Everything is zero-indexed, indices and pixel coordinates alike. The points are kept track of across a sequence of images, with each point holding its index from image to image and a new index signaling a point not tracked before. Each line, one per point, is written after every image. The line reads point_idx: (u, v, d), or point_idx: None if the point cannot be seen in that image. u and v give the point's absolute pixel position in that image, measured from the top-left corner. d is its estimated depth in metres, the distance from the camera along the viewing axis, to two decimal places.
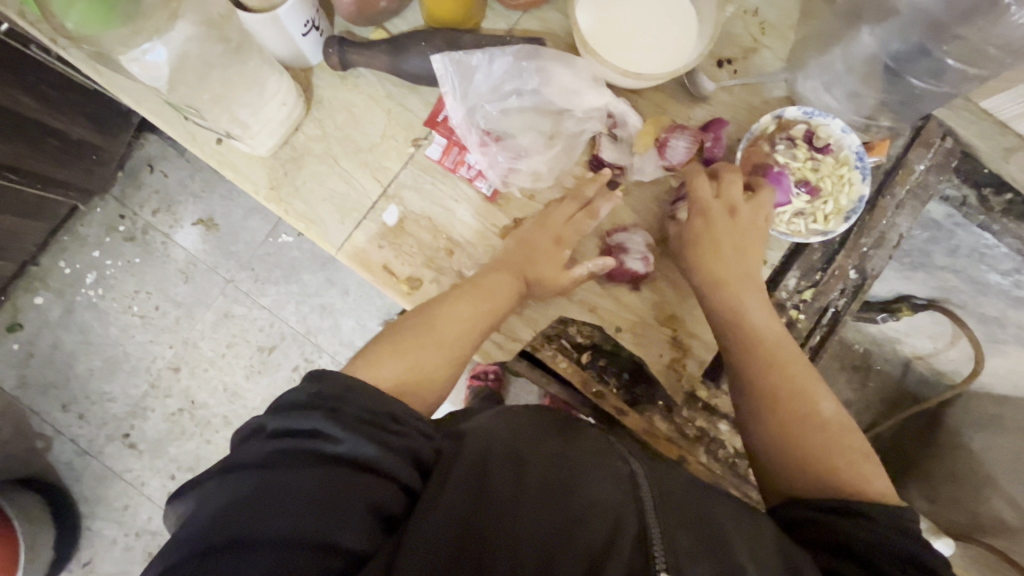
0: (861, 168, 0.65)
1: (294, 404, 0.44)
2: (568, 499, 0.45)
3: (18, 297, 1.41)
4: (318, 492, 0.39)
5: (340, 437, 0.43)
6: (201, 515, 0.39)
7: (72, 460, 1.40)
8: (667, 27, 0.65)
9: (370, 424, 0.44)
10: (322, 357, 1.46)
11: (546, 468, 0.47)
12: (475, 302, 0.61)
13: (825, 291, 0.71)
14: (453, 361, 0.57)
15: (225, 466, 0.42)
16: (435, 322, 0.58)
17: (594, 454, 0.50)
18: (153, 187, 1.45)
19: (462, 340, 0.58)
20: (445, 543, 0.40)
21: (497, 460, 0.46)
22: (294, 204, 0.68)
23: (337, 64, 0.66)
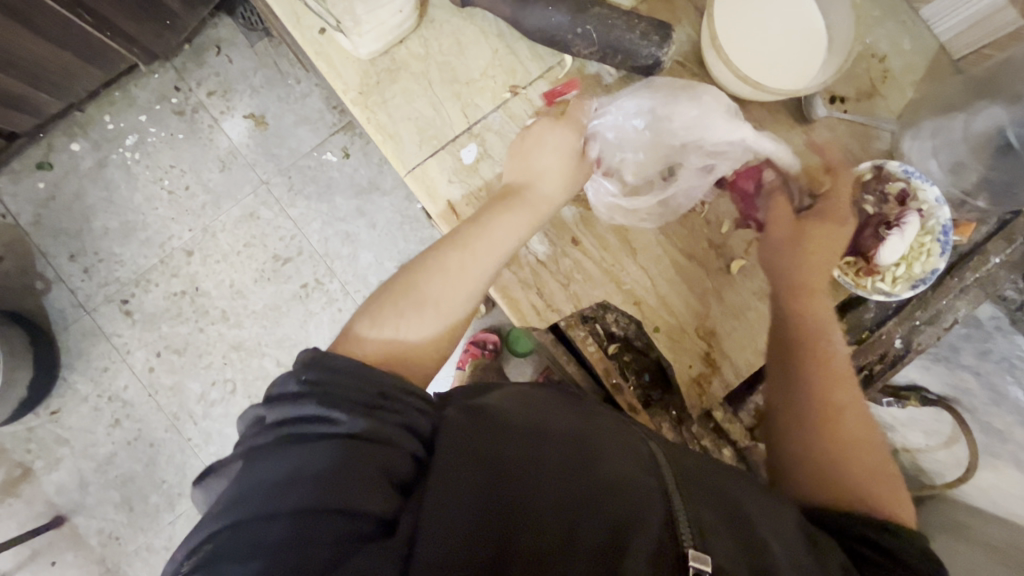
0: (944, 242, 0.63)
1: (299, 384, 0.47)
2: (586, 473, 0.46)
3: (55, 137, 1.39)
4: (339, 459, 0.42)
5: (341, 419, 0.45)
6: (228, 496, 0.42)
7: (66, 310, 1.41)
8: (794, 46, 0.64)
9: (369, 406, 0.46)
10: (332, 282, 1.46)
11: (560, 446, 0.48)
12: (472, 252, 0.58)
13: (866, 352, 0.69)
14: (443, 317, 0.55)
15: (253, 448, 0.45)
16: (427, 282, 0.56)
17: (610, 433, 0.52)
18: (214, 68, 1.43)
19: (458, 293, 0.56)
20: (467, 508, 0.42)
21: (511, 435, 0.48)
22: (377, 114, 0.66)
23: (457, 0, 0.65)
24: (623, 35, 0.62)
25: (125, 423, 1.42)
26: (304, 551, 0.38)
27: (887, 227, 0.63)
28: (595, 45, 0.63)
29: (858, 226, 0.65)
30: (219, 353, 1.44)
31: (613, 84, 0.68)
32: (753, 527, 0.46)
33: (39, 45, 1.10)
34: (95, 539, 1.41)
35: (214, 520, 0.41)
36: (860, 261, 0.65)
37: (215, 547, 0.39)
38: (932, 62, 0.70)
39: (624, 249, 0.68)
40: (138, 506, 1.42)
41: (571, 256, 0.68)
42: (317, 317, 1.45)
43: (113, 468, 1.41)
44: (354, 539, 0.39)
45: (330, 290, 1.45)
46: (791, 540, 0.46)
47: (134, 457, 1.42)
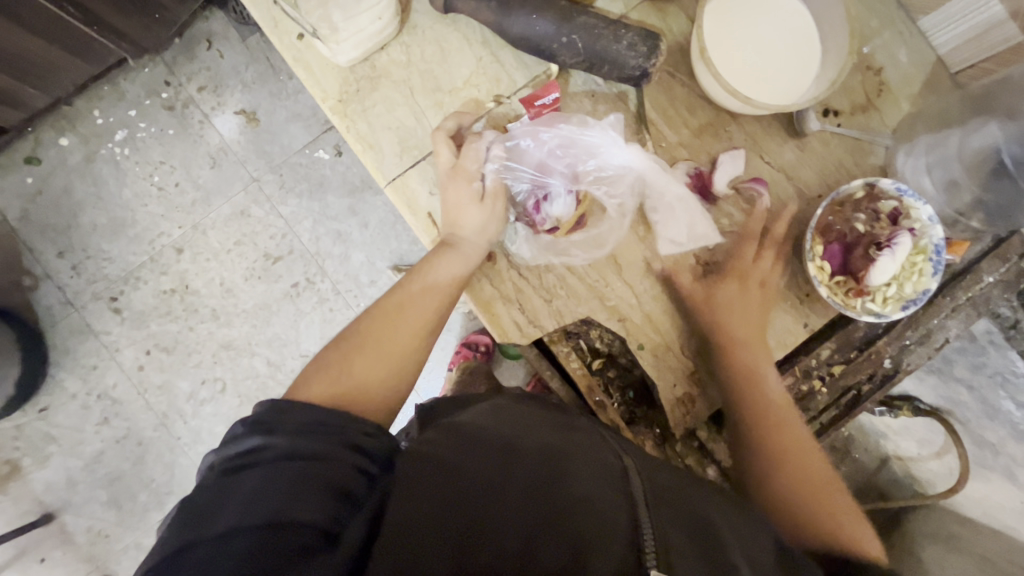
0: (936, 262, 0.62)
1: (260, 417, 0.48)
2: (553, 487, 0.45)
3: (43, 131, 1.37)
4: (292, 480, 0.42)
5: (304, 443, 0.46)
6: (177, 521, 0.41)
7: (55, 307, 1.40)
8: (785, 58, 0.62)
9: (338, 434, 0.48)
10: (323, 281, 1.44)
11: (527, 460, 0.48)
12: (416, 302, 0.60)
13: (853, 372, 0.68)
14: (393, 355, 0.57)
15: (212, 473, 0.45)
16: (382, 314, 0.59)
17: (578, 448, 0.51)
18: (205, 63, 1.40)
19: (409, 337, 0.59)
20: (426, 514, 0.41)
21: (476, 449, 0.48)
22: (356, 123, 0.65)
23: (440, 6, 0.62)
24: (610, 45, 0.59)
25: (114, 421, 1.41)
26: (249, 568, 0.36)
27: (878, 247, 0.61)
28: (583, 55, 0.60)
29: (849, 245, 0.63)
30: (209, 352, 1.42)
31: (601, 94, 0.67)
32: (725, 540, 0.45)
33: (24, 39, 1.07)
34: (83, 536, 1.40)
35: (161, 548, 0.40)
36: (850, 281, 0.63)
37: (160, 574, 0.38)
38: (929, 76, 0.68)
39: (608, 264, 0.67)
40: (127, 504, 1.41)
41: (555, 271, 0.66)
42: (308, 317, 1.44)
43: (101, 466, 1.40)
44: (303, 551, 0.38)
45: (321, 290, 1.44)
46: (764, 563, 0.45)
47: (122, 456, 1.41)
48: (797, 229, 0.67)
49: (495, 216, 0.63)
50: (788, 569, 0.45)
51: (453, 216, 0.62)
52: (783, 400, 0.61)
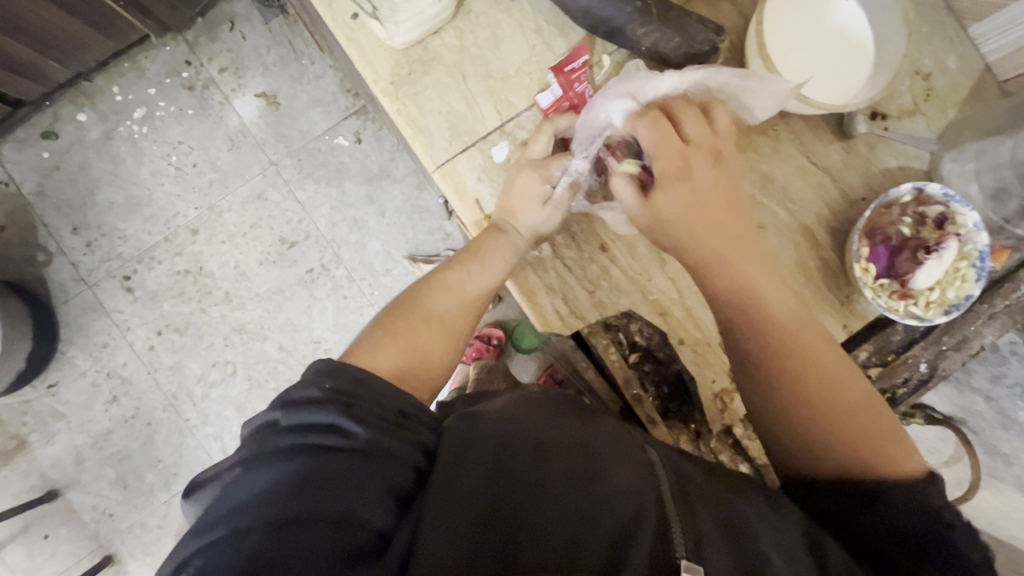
0: (980, 268, 0.62)
1: (306, 400, 0.47)
2: (591, 486, 0.44)
3: (61, 106, 1.36)
4: (336, 471, 0.41)
5: (354, 431, 0.45)
6: (228, 504, 0.41)
7: (67, 283, 1.39)
8: (840, 59, 0.63)
9: (386, 421, 0.47)
10: (337, 268, 1.43)
11: (565, 458, 0.47)
12: (468, 287, 0.61)
13: (890, 375, 0.68)
14: (452, 337, 0.58)
15: (252, 457, 0.44)
16: (443, 291, 0.60)
17: (614, 446, 0.50)
18: (227, 44, 1.39)
19: (462, 317, 0.60)
20: (462, 517, 0.40)
21: (514, 443, 0.47)
22: (407, 107, 0.65)
23: None
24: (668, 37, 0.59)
25: (123, 400, 1.40)
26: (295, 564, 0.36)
27: (926, 251, 0.62)
28: (654, 20, 0.59)
29: (896, 247, 0.64)
30: (221, 334, 1.42)
31: None
32: (758, 538, 0.45)
33: (50, 11, 1.06)
34: (88, 515, 1.40)
35: (207, 530, 0.40)
36: (895, 284, 0.64)
37: (209, 558, 0.38)
38: (976, 83, 0.68)
39: (653, 259, 0.67)
40: (133, 484, 1.41)
41: (599, 263, 0.67)
42: (322, 303, 1.43)
43: (109, 445, 1.40)
44: (346, 553, 0.38)
45: (335, 277, 1.43)
46: (795, 552, 0.44)
47: (130, 435, 1.40)
48: (839, 231, 0.68)
49: (554, 220, 0.64)
50: (821, 558, 0.45)
51: (513, 206, 0.63)
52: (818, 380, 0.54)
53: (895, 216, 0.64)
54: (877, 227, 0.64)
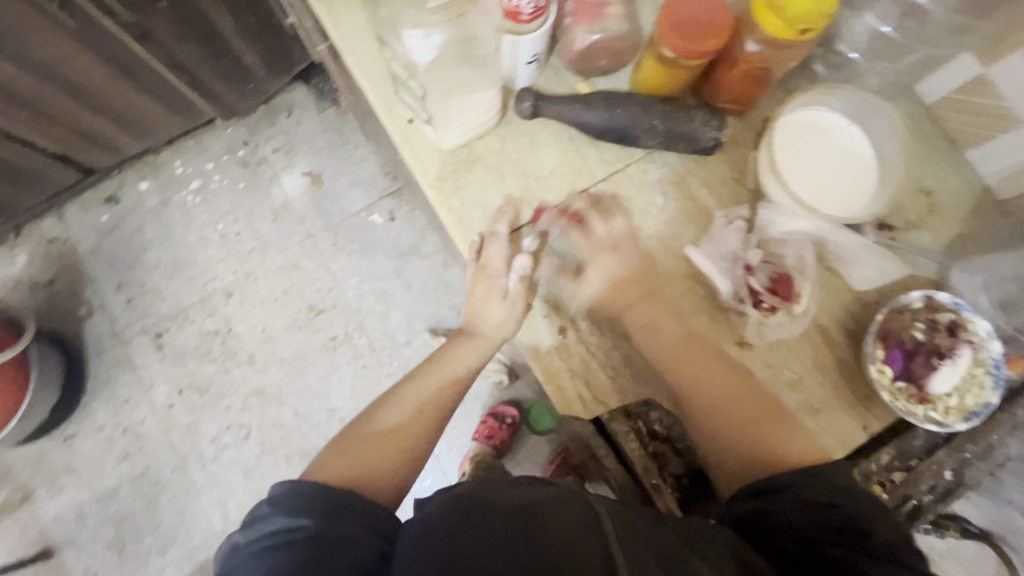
0: (996, 375, 0.63)
1: (266, 506, 0.51)
2: (530, 541, 0.46)
3: (127, 175, 1.50)
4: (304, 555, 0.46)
5: (311, 525, 0.49)
6: None
7: (103, 337, 1.45)
8: (848, 176, 0.68)
9: (337, 511, 0.51)
10: (360, 337, 1.48)
11: (509, 512, 0.49)
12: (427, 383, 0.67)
13: (914, 481, 0.67)
14: (404, 441, 0.62)
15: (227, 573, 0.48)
16: (402, 396, 0.65)
17: (558, 498, 0.51)
18: (283, 128, 1.55)
19: (420, 415, 0.64)
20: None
21: (472, 506, 0.49)
22: (450, 199, 0.72)
23: (526, 112, 0.70)
24: (685, 124, 0.68)
25: (135, 457, 1.41)
26: None
27: (939, 357, 0.63)
28: (661, 136, 0.69)
29: (912, 351, 0.65)
30: (239, 396, 1.45)
31: (671, 191, 0.72)
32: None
33: (134, 95, 1.21)
34: None
35: None
36: (912, 388, 0.64)
37: None
38: (978, 200, 0.73)
39: None
40: (129, 547, 1.37)
41: (620, 350, 0.70)
42: (341, 371, 1.47)
43: (112, 503, 1.39)
44: None
45: (357, 345, 1.48)
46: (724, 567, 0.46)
47: (136, 495, 1.39)
48: (855, 332, 0.70)
49: (511, 315, 0.69)
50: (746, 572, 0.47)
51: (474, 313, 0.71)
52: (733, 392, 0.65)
53: (909, 320, 0.66)
54: (893, 332, 0.66)
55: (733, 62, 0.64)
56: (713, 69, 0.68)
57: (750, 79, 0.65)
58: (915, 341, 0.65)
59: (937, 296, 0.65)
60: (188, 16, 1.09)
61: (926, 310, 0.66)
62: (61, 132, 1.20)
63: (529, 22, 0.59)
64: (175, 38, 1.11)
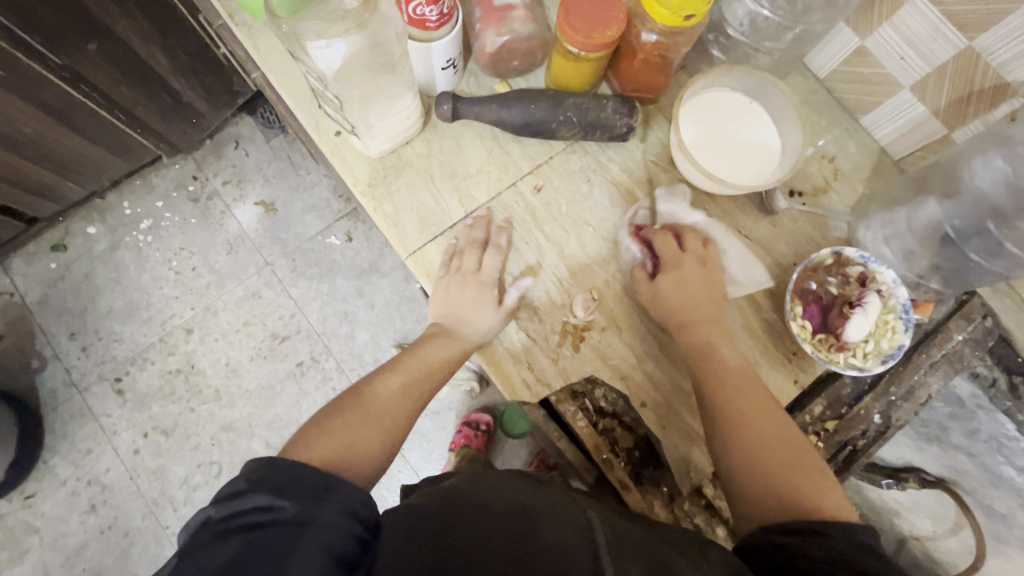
0: (905, 319, 0.68)
1: (228, 492, 0.48)
2: (522, 543, 0.46)
3: (73, 222, 1.47)
4: (266, 546, 0.43)
5: (288, 508, 0.46)
6: None
7: (58, 389, 1.41)
8: (754, 147, 0.73)
9: (316, 494, 0.48)
10: (327, 361, 1.48)
11: (501, 518, 0.49)
12: (413, 376, 0.67)
13: (848, 427, 0.71)
14: (385, 436, 0.61)
15: (177, 556, 0.44)
16: (390, 385, 0.66)
17: (550, 503, 0.52)
18: (232, 161, 1.55)
19: (401, 410, 0.64)
20: None
21: (462, 511, 0.50)
22: (382, 205, 0.74)
23: (448, 116, 0.72)
24: (598, 114, 0.72)
25: (102, 509, 1.36)
26: None
27: (850, 307, 0.68)
28: (577, 127, 0.72)
29: (826, 305, 0.70)
30: (207, 434, 1.42)
31: (596, 179, 0.76)
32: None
33: (72, 139, 1.20)
34: None
35: None
36: (830, 337, 0.69)
37: None
38: (877, 163, 0.79)
39: (610, 326, 0.73)
40: None
41: (559, 332, 0.72)
42: (311, 397, 1.46)
43: (81, 560, 1.34)
44: None
45: (325, 369, 1.47)
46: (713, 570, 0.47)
47: (106, 548, 1.35)
48: (778, 294, 0.74)
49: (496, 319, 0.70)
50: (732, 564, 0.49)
51: (459, 313, 0.70)
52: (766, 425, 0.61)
53: (821, 277, 0.71)
54: (806, 291, 0.70)
55: (633, 53, 0.70)
56: (618, 60, 0.73)
57: (651, 66, 0.70)
58: (827, 295, 0.70)
59: (845, 250, 0.70)
60: (118, 55, 1.09)
61: (836, 266, 0.70)
62: None
63: (437, 28, 0.64)
64: (108, 79, 1.12)
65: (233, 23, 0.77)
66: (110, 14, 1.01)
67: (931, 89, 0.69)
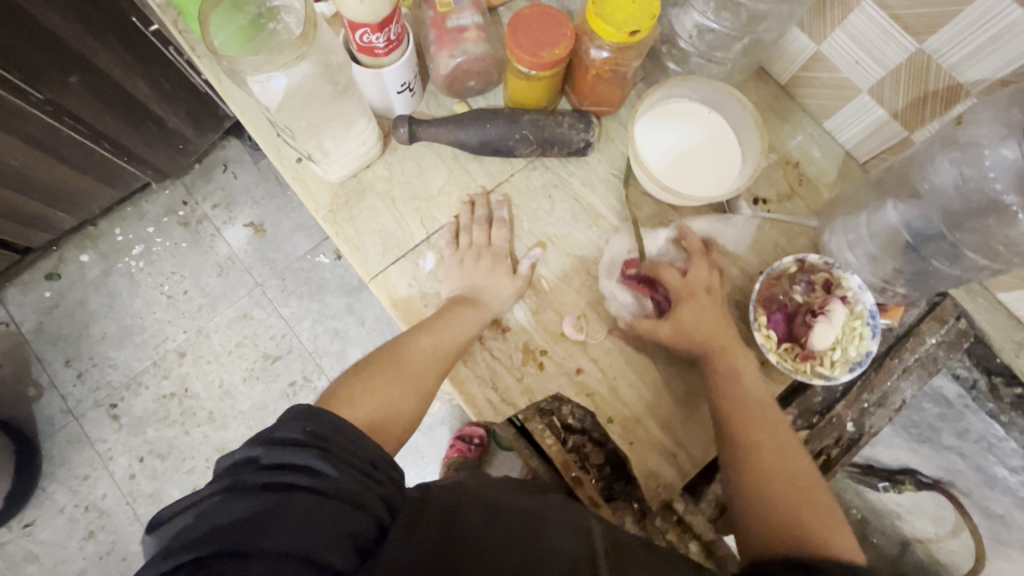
0: (872, 325, 0.67)
1: (287, 438, 0.47)
2: (528, 547, 0.45)
3: (66, 250, 1.49)
4: (302, 509, 0.41)
5: (330, 475, 0.45)
6: (193, 533, 0.40)
7: (55, 417, 1.42)
8: (715, 156, 0.73)
9: (362, 472, 0.47)
10: (319, 379, 1.48)
11: (506, 517, 0.48)
12: (445, 341, 0.66)
13: (820, 435, 0.71)
14: (419, 398, 0.61)
15: (219, 489, 0.43)
16: (423, 349, 0.64)
17: (561, 510, 0.51)
18: (221, 184, 1.56)
19: (434, 373, 0.64)
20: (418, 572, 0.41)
21: (466, 507, 0.48)
22: (345, 229, 0.74)
23: (404, 139, 0.73)
24: (554, 130, 0.72)
25: (99, 535, 1.37)
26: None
27: (814, 314, 0.67)
28: (534, 144, 0.72)
29: (791, 314, 0.69)
30: (202, 457, 1.42)
31: (558, 195, 0.76)
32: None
33: (61, 170, 1.22)
34: None
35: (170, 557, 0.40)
36: (796, 346, 0.68)
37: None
38: (843, 167, 0.78)
39: (574, 343, 0.72)
40: None
41: (522, 351, 0.71)
42: None
43: None
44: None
45: (317, 387, 1.48)
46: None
47: (105, 574, 1.35)
48: (744, 303, 0.74)
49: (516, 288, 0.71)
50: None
51: (480, 284, 0.70)
52: (775, 450, 0.60)
53: (786, 284, 0.70)
54: (772, 300, 0.70)
55: (586, 69, 0.70)
56: (574, 75, 0.73)
57: (604, 81, 0.70)
58: (793, 303, 0.69)
59: (811, 258, 0.69)
60: (101, 87, 1.11)
61: (803, 274, 0.70)
62: None
63: (387, 54, 0.64)
64: (92, 110, 1.13)
65: (198, 53, 0.78)
66: (91, 47, 1.03)
67: (887, 91, 0.68)
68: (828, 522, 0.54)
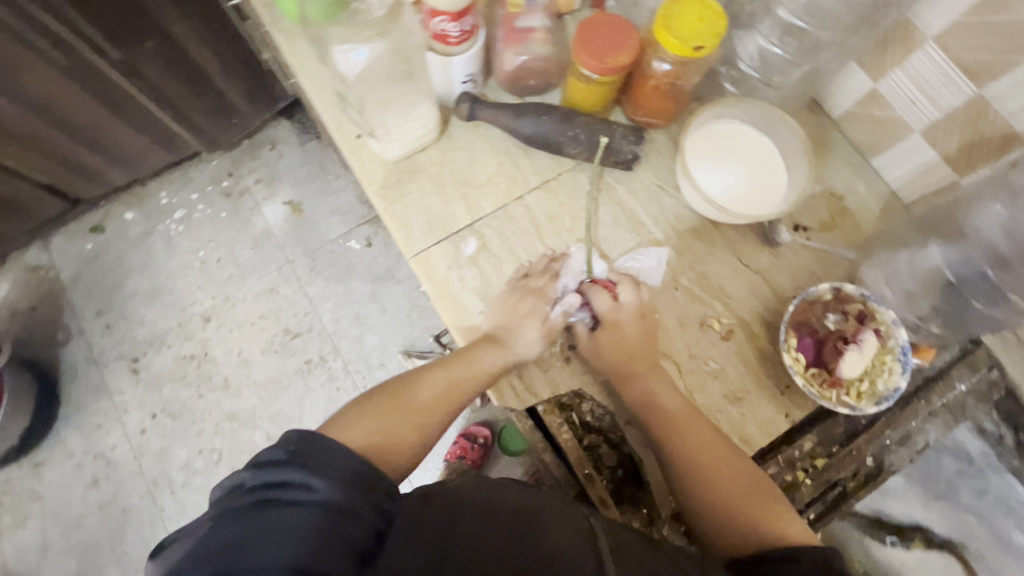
0: (904, 361, 0.67)
1: (272, 459, 0.49)
2: (525, 546, 0.46)
3: (113, 206, 1.55)
4: (294, 524, 0.44)
5: (320, 488, 0.47)
6: (192, 558, 0.43)
7: (79, 364, 1.47)
8: (763, 179, 0.74)
9: (350, 481, 0.49)
10: (335, 360, 1.51)
11: (504, 516, 0.48)
12: (457, 379, 0.66)
13: (838, 464, 0.71)
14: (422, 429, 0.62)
15: (214, 515, 0.46)
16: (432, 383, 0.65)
17: (557, 508, 0.51)
18: (266, 160, 1.61)
19: (440, 410, 0.64)
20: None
21: (466, 506, 0.49)
22: (393, 207, 0.77)
23: (466, 116, 0.77)
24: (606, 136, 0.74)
25: (104, 484, 1.40)
26: None
27: (845, 342, 0.67)
28: (584, 145, 0.75)
29: (821, 340, 0.69)
30: (212, 421, 1.45)
31: (601, 199, 0.78)
32: None
33: (122, 129, 1.28)
34: None
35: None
36: (822, 373, 0.68)
37: None
38: (887, 205, 0.79)
39: None
40: None
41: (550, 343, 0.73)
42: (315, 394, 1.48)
43: (78, 532, 1.37)
44: None
45: (332, 368, 1.50)
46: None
47: (103, 523, 1.38)
48: (774, 325, 0.74)
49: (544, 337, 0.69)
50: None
51: (511, 324, 0.69)
52: (705, 443, 0.64)
53: (819, 311, 0.70)
54: (803, 325, 0.70)
55: (644, 80, 0.72)
56: (631, 85, 0.75)
57: (660, 93, 0.73)
58: (824, 330, 0.70)
59: (846, 289, 0.69)
60: (172, 55, 1.17)
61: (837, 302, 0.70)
62: (49, 164, 1.26)
63: (457, 44, 0.67)
64: (160, 76, 1.19)
65: (275, 28, 0.82)
66: (169, 17, 1.09)
67: (940, 133, 0.69)
68: (777, 511, 0.59)
